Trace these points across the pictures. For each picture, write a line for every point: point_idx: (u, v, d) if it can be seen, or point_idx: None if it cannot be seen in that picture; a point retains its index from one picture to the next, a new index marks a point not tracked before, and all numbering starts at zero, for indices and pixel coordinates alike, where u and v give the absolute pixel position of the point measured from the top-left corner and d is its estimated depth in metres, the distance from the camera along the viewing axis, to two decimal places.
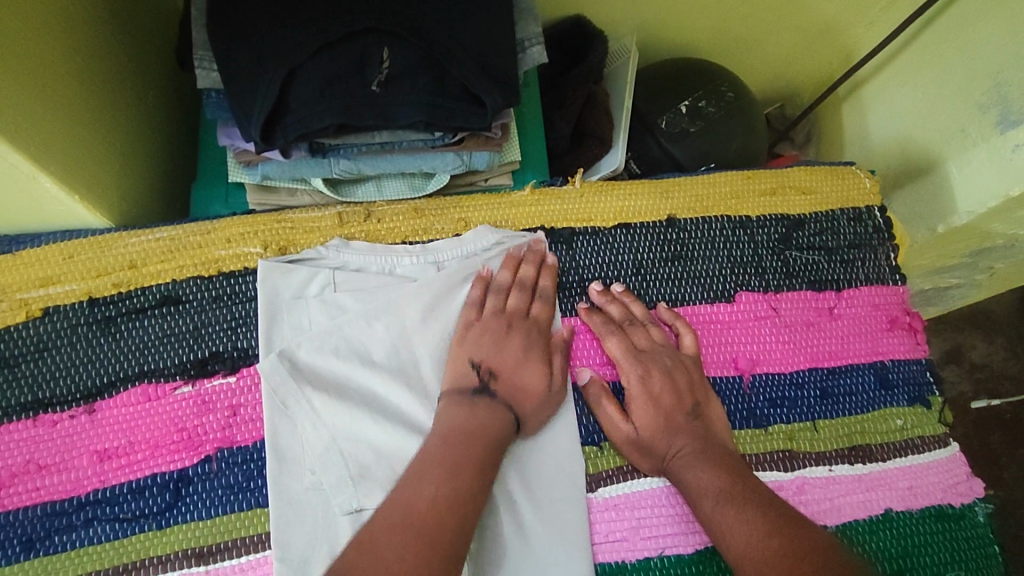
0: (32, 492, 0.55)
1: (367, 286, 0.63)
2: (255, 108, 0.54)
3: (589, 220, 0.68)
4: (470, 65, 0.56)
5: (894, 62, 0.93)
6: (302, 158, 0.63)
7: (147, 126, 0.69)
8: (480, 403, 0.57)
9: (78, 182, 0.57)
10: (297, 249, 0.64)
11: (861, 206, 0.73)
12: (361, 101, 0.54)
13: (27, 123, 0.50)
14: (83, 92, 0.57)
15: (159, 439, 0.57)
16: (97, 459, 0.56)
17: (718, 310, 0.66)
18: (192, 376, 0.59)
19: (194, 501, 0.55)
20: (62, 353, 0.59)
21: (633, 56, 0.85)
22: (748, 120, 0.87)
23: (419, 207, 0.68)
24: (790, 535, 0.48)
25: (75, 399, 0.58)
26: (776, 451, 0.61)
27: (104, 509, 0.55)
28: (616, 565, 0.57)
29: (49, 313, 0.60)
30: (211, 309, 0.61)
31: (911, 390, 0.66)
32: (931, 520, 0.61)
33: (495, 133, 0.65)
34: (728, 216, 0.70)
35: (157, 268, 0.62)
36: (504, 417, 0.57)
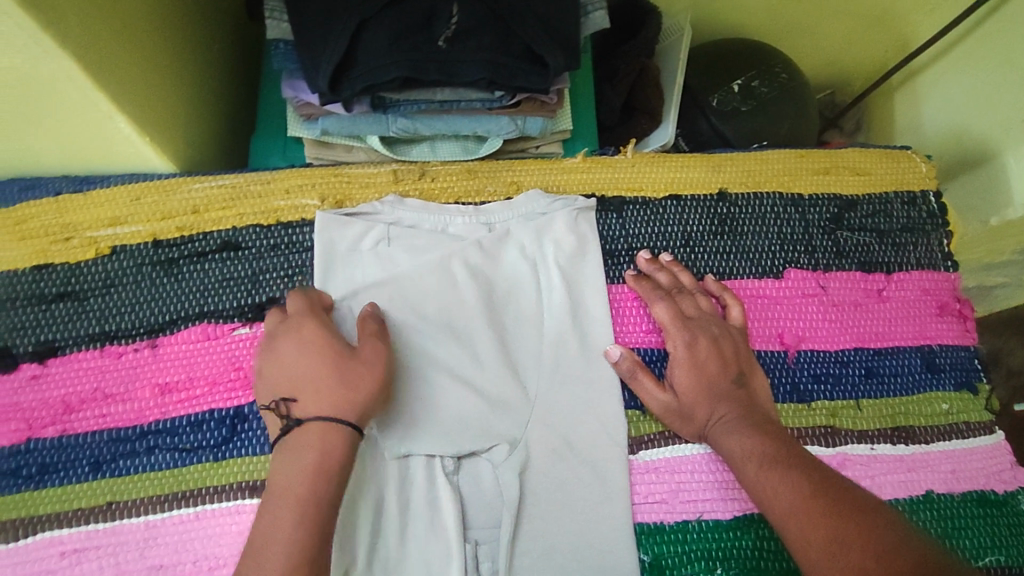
0: (99, 418, 0.58)
1: (420, 242, 0.64)
2: (323, 59, 0.55)
3: (640, 189, 0.68)
4: (534, 24, 0.56)
5: (955, 50, 0.89)
6: (362, 114, 0.65)
7: (213, 77, 0.71)
8: (328, 427, 0.49)
9: (148, 124, 0.59)
10: (352, 203, 0.66)
11: (915, 190, 0.72)
12: (427, 55, 0.55)
13: (107, 61, 0.52)
14: (157, 37, 0.59)
15: (217, 377, 0.59)
16: (158, 392, 0.59)
17: (766, 285, 0.66)
18: (250, 319, 0.61)
19: (249, 437, 0.58)
20: (128, 289, 0.61)
21: (688, 33, 0.84)
22: (801, 102, 0.87)
23: (472, 168, 0.69)
24: (836, 498, 0.48)
25: (139, 334, 0.60)
26: (819, 427, 0.62)
27: (165, 439, 0.57)
28: (654, 526, 0.58)
29: (116, 251, 0.62)
30: (269, 256, 0.63)
31: (958, 375, 0.66)
32: (973, 504, 0.60)
33: (551, 98, 0.65)
34: (780, 193, 0.70)
35: (218, 214, 0.64)
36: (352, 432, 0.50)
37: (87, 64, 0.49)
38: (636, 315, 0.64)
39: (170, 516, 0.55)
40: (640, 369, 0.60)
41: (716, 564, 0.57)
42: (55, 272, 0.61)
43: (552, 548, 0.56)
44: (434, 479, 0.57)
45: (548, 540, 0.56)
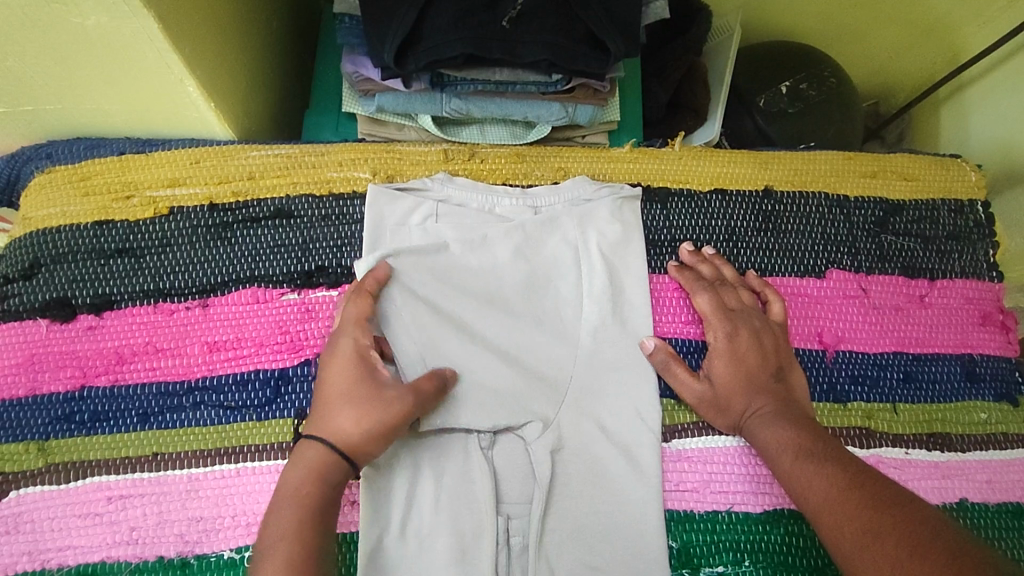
0: (149, 371, 0.59)
1: (467, 221, 0.65)
2: (390, 33, 0.56)
3: (686, 181, 0.69)
4: (597, 10, 0.57)
5: (1005, 65, 0.88)
6: (418, 92, 0.66)
7: (272, 50, 0.73)
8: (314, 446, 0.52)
9: (214, 90, 0.61)
10: (403, 178, 0.67)
11: (963, 199, 0.71)
12: (492, 35, 0.56)
13: (185, 24, 0.53)
14: (227, 5, 0.61)
15: (264, 338, 0.61)
16: (207, 350, 0.60)
17: (807, 284, 0.66)
18: (299, 285, 0.62)
19: (292, 399, 0.59)
20: (183, 249, 0.63)
21: (738, 32, 0.84)
22: (847, 107, 0.86)
23: (521, 152, 0.70)
24: (873, 490, 0.48)
25: (191, 292, 0.62)
26: (854, 427, 0.61)
27: (211, 395, 0.59)
28: (684, 514, 0.58)
29: (174, 212, 0.64)
30: (320, 226, 0.65)
31: (998, 386, 0.65)
32: (1009, 516, 0.60)
33: (605, 86, 0.66)
34: (827, 193, 0.70)
35: (273, 182, 0.66)
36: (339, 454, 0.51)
37: (168, 25, 0.51)
38: (676, 306, 0.65)
39: (213, 471, 0.56)
40: (676, 358, 0.61)
41: (743, 556, 0.57)
42: (114, 228, 0.63)
43: (581, 532, 0.56)
44: (469, 452, 0.57)
45: (577, 524, 0.57)
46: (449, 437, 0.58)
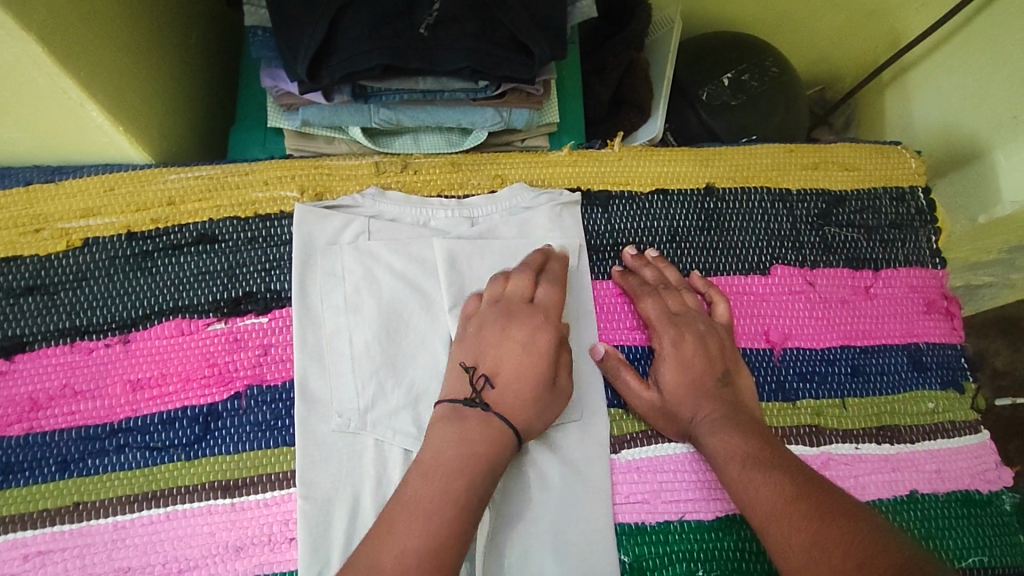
0: (67, 416, 0.56)
1: (401, 237, 0.63)
2: (302, 47, 0.53)
3: (627, 183, 0.67)
4: (519, 13, 0.54)
5: (946, 47, 0.88)
6: (343, 104, 0.63)
7: (189, 65, 0.69)
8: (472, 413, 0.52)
9: (122, 112, 0.57)
10: (332, 195, 0.64)
11: (904, 186, 0.71)
12: (410, 44, 0.53)
13: (77, 45, 0.50)
14: (130, 21, 0.57)
15: (191, 373, 0.58)
16: (130, 389, 0.57)
17: (752, 282, 0.65)
18: (225, 314, 0.59)
19: (223, 435, 0.56)
20: (100, 283, 0.59)
21: (678, 24, 0.83)
22: (791, 96, 0.85)
23: (456, 161, 0.67)
24: (819, 499, 0.47)
25: (111, 329, 0.58)
26: (803, 426, 0.61)
27: (136, 437, 0.56)
28: (636, 527, 0.57)
29: (88, 243, 0.60)
30: (246, 250, 0.62)
31: (944, 373, 0.65)
32: (957, 504, 0.60)
33: (537, 89, 0.64)
34: (769, 188, 0.69)
35: (194, 206, 0.62)
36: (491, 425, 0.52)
37: (54, 48, 0.47)
38: (621, 313, 0.63)
39: (141, 517, 0.54)
40: (625, 367, 0.59)
41: (697, 565, 0.56)
42: (24, 265, 0.59)
43: (532, 557, 0.55)
44: None
45: (526, 549, 0.55)
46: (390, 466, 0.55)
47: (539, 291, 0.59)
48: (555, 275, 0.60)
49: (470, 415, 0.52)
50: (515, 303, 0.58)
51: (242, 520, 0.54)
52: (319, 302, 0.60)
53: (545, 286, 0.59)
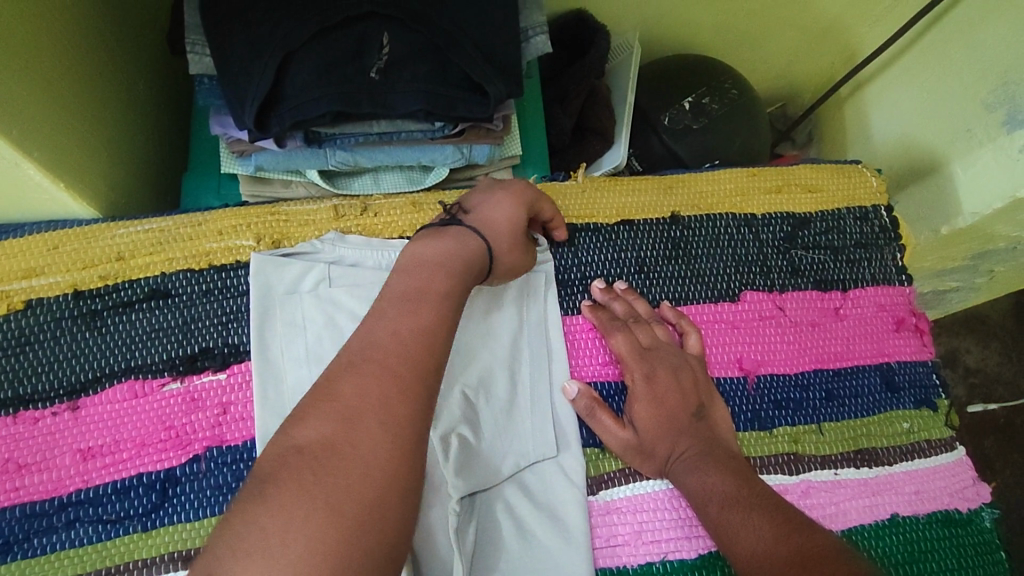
0: (11, 493, 0.52)
1: (363, 281, 0.61)
2: (250, 95, 0.52)
3: (592, 215, 0.66)
4: (471, 52, 0.54)
5: (899, 60, 0.89)
6: (297, 148, 0.61)
7: (135, 112, 0.66)
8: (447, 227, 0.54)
9: (62, 167, 0.55)
10: (291, 242, 0.62)
11: (867, 206, 0.71)
12: (360, 88, 0.52)
13: (9, 105, 0.47)
14: (67, 72, 0.55)
15: (146, 437, 0.55)
16: (80, 458, 0.54)
17: (722, 310, 0.65)
18: (181, 372, 0.57)
19: (182, 501, 0.54)
20: (45, 347, 0.56)
21: (636, 51, 0.83)
22: (751, 117, 0.86)
23: (417, 200, 0.66)
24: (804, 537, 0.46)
25: (59, 396, 0.55)
26: (781, 454, 0.60)
27: (88, 510, 0.53)
28: (617, 571, 0.55)
29: (32, 306, 0.57)
30: (201, 304, 0.59)
31: (917, 392, 0.65)
32: (938, 525, 0.60)
33: (496, 125, 0.63)
34: (733, 214, 0.68)
35: (145, 260, 0.60)
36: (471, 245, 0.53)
37: None
38: (593, 348, 0.62)
39: None
40: (599, 405, 0.58)
41: None
42: None
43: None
44: None
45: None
46: None
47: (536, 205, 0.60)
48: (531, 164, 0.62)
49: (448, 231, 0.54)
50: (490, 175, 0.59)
51: None
52: (279, 351, 0.58)
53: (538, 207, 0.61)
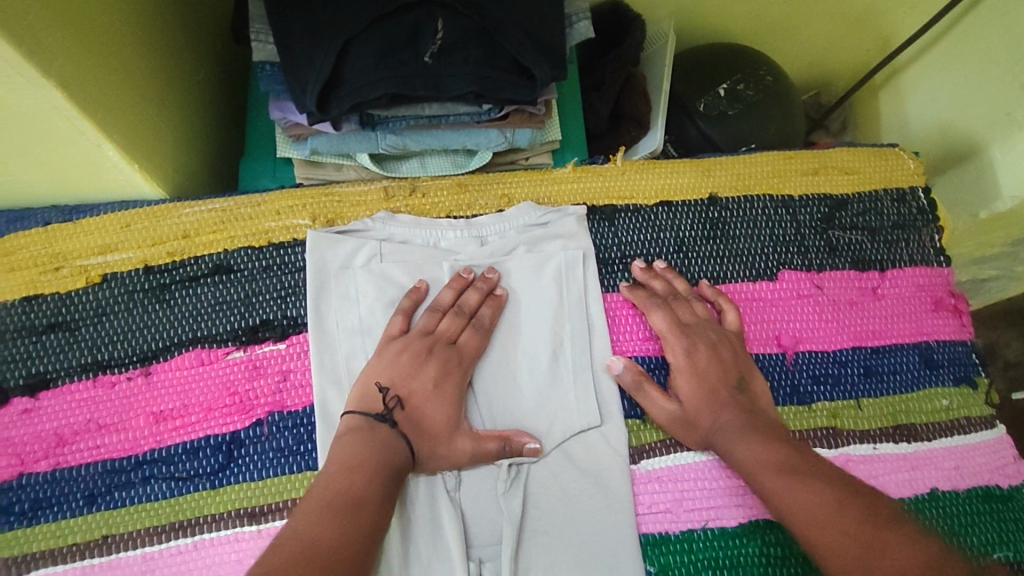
0: (93, 450, 0.57)
1: (413, 258, 0.64)
2: (311, 79, 0.55)
3: (631, 197, 0.68)
4: (519, 37, 0.56)
5: (935, 48, 0.89)
6: (350, 132, 0.64)
7: (197, 101, 0.70)
8: (382, 427, 0.54)
9: (137, 150, 0.59)
10: (344, 222, 0.65)
11: (905, 187, 0.72)
12: (415, 72, 0.55)
13: (94, 88, 0.51)
14: (141, 61, 0.59)
15: (213, 402, 0.58)
16: (153, 421, 0.58)
17: (761, 288, 0.66)
18: (244, 342, 0.60)
19: (247, 462, 0.57)
20: (120, 318, 0.60)
21: (672, 39, 0.84)
22: (787, 104, 0.87)
23: (463, 182, 0.68)
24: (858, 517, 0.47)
25: (132, 362, 0.59)
26: (820, 429, 0.61)
27: (161, 468, 0.56)
28: (660, 536, 0.57)
29: (107, 279, 0.61)
30: (261, 279, 0.63)
31: (957, 370, 0.66)
32: (978, 500, 0.60)
33: (539, 109, 0.65)
34: (772, 195, 0.70)
35: (210, 238, 0.63)
36: (402, 446, 0.53)
37: (72, 92, 0.49)
38: (628, 323, 0.64)
39: (169, 548, 0.54)
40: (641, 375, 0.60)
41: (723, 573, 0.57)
42: (45, 303, 0.60)
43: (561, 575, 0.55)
44: (436, 497, 0.56)
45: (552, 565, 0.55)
46: (416, 483, 0.56)
47: (464, 334, 0.60)
48: (487, 322, 0.61)
49: (380, 430, 0.53)
50: (439, 343, 0.59)
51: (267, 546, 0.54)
52: (334, 323, 0.61)
53: (472, 331, 0.61)
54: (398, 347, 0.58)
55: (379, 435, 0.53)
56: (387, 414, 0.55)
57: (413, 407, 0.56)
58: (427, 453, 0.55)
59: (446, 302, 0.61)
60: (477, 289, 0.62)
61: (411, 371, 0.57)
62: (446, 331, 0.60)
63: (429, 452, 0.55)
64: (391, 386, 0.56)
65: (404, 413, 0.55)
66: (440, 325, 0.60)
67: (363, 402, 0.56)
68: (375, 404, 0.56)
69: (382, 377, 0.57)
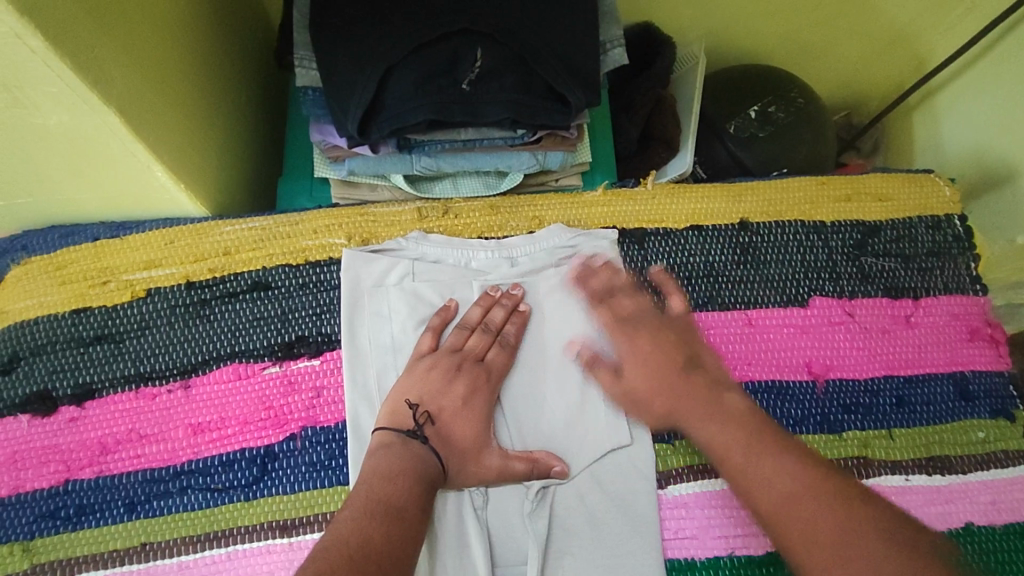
0: (133, 459, 0.58)
1: (443, 277, 0.65)
2: (353, 104, 0.57)
3: (661, 221, 0.69)
4: (554, 64, 0.57)
5: (969, 71, 0.88)
6: (387, 155, 0.66)
7: (239, 121, 0.73)
8: (414, 443, 0.55)
9: (183, 170, 0.61)
10: (378, 241, 0.67)
11: (940, 215, 0.71)
12: (452, 98, 0.56)
13: (147, 113, 0.53)
14: (190, 85, 0.61)
15: (249, 416, 0.60)
16: (191, 432, 0.59)
17: (792, 314, 0.66)
18: (280, 357, 0.62)
19: (280, 475, 0.58)
20: (162, 331, 0.62)
21: (703, 62, 0.85)
22: (818, 126, 0.86)
23: (495, 204, 0.70)
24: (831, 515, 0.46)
25: (173, 375, 0.61)
26: (851, 458, 0.61)
27: (197, 478, 0.58)
28: (686, 562, 0.57)
29: (152, 293, 0.63)
30: (298, 296, 0.64)
31: (993, 402, 0.64)
32: (1016, 537, 0.59)
33: (572, 133, 0.66)
34: (803, 221, 0.69)
35: (249, 255, 0.65)
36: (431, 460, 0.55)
37: (129, 117, 0.51)
38: None
39: (204, 557, 0.56)
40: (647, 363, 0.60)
41: None
42: (92, 315, 0.62)
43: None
44: (464, 514, 0.57)
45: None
46: (445, 500, 0.57)
47: (492, 351, 0.61)
48: (512, 339, 0.62)
49: (412, 445, 0.55)
50: (467, 360, 0.60)
51: (299, 559, 0.56)
52: (367, 339, 0.63)
53: (499, 348, 0.62)
54: (427, 365, 0.60)
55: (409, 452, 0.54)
56: (418, 428, 0.56)
57: (442, 422, 0.57)
58: (456, 471, 0.56)
59: (474, 320, 0.62)
60: (503, 306, 0.63)
61: (442, 387, 0.58)
62: (474, 349, 0.61)
63: (458, 468, 0.56)
64: (421, 403, 0.58)
65: (434, 427, 0.57)
66: (468, 342, 0.61)
67: (393, 418, 0.57)
68: (405, 420, 0.57)
69: (411, 393, 0.58)
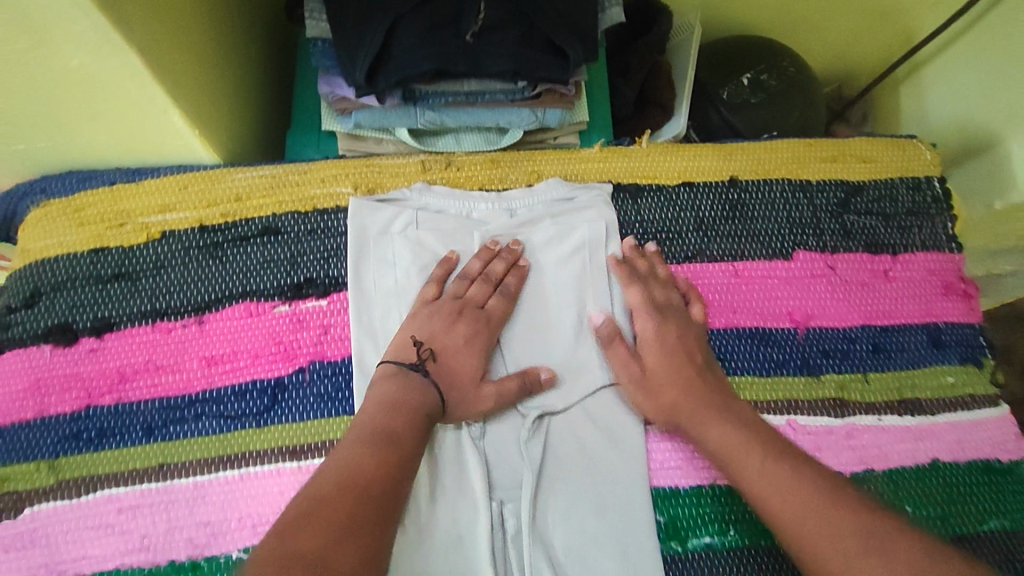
0: (150, 387, 0.62)
1: (445, 226, 0.68)
2: (361, 54, 0.59)
3: (655, 177, 0.72)
4: (553, 20, 0.60)
5: (955, 44, 0.91)
6: (393, 107, 0.69)
7: (249, 76, 0.75)
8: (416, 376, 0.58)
9: (197, 117, 0.64)
10: (384, 190, 0.70)
11: (920, 176, 0.74)
12: (456, 50, 0.59)
13: (164, 57, 0.56)
14: (204, 36, 0.64)
15: (260, 350, 0.63)
16: (205, 364, 0.63)
17: (776, 265, 0.69)
18: (289, 297, 0.65)
19: (290, 404, 0.62)
20: (176, 271, 0.65)
21: (699, 29, 0.88)
22: (808, 94, 0.89)
23: (495, 158, 0.73)
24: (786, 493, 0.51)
25: (187, 311, 0.64)
26: (827, 398, 0.64)
27: (211, 406, 0.61)
28: (670, 490, 0.61)
29: (166, 235, 0.66)
30: (307, 241, 0.67)
31: (964, 350, 0.68)
32: (978, 472, 0.63)
33: (569, 90, 0.70)
34: (789, 180, 0.72)
35: (259, 202, 0.68)
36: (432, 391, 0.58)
37: (148, 59, 0.54)
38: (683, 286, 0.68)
39: (218, 477, 0.60)
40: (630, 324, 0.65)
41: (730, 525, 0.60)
42: (110, 255, 0.65)
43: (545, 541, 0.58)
44: (462, 441, 0.60)
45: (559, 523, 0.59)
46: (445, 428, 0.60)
47: (492, 299, 0.64)
48: (512, 286, 0.65)
49: (414, 377, 0.58)
50: (467, 308, 0.63)
51: (308, 480, 0.60)
52: (372, 284, 0.66)
53: (499, 297, 0.65)
54: (429, 306, 0.63)
55: (404, 389, 0.57)
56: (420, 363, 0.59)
57: (443, 358, 0.60)
58: (456, 402, 0.59)
59: (474, 271, 0.65)
60: (504, 257, 0.66)
61: (443, 325, 0.61)
62: (479, 298, 0.64)
63: (457, 400, 0.59)
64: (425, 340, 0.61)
65: (436, 364, 0.60)
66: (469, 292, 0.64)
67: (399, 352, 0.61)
68: (410, 354, 0.60)
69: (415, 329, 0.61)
